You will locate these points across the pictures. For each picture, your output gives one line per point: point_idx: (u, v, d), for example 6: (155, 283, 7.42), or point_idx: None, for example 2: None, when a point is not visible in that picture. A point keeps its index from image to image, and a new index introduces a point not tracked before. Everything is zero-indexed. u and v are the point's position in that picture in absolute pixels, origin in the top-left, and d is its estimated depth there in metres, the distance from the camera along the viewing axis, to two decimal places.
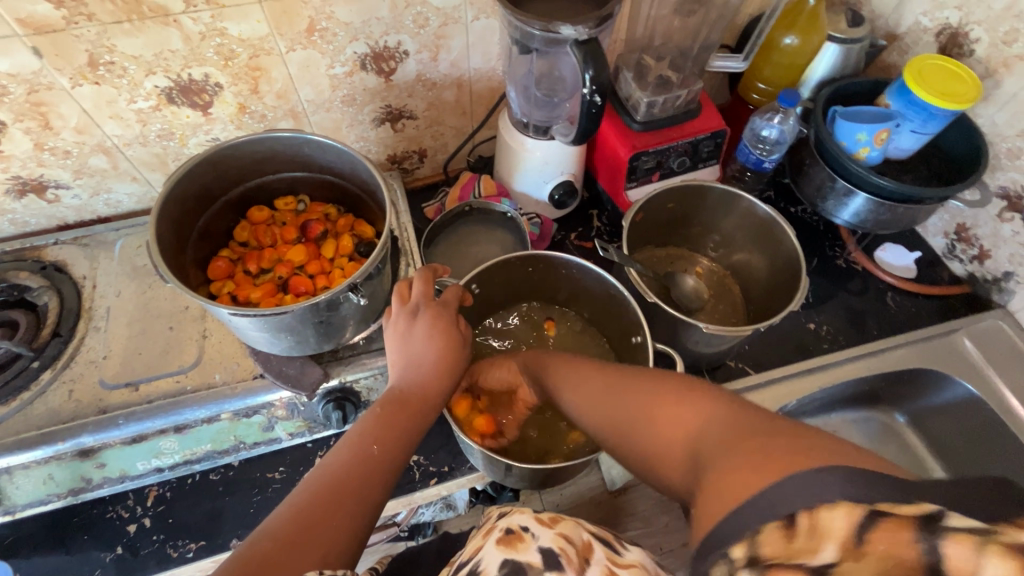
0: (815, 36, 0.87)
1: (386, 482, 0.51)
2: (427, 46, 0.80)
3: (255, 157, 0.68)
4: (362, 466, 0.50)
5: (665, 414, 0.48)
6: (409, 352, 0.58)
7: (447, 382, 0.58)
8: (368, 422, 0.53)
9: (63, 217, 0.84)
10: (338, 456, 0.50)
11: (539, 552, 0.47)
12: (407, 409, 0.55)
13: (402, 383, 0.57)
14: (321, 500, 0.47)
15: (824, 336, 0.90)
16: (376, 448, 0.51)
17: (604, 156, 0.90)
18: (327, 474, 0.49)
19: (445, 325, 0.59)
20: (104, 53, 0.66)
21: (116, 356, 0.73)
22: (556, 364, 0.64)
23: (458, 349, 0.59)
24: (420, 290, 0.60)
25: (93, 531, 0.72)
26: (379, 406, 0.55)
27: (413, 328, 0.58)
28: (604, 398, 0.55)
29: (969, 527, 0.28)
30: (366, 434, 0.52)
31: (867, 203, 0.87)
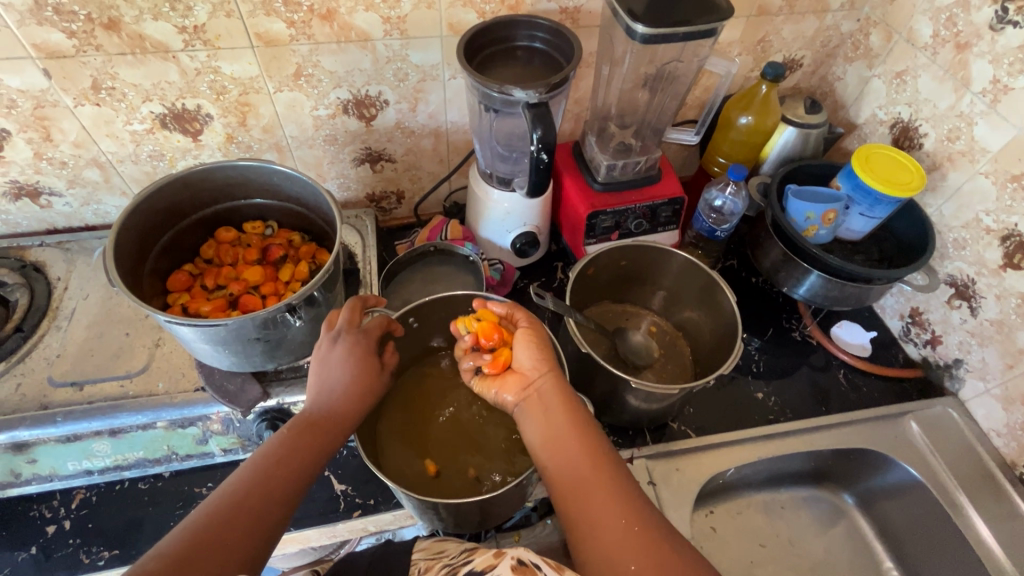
0: (770, 117, 0.92)
1: (286, 502, 0.52)
2: (406, 97, 0.87)
3: (228, 182, 0.74)
4: (266, 486, 0.51)
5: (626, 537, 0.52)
6: (328, 381, 0.60)
7: (358, 406, 0.61)
8: (277, 444, 0.55)
9: (53, 222, 0.89)
10: (242, 476, 0.52)
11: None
12: (317, 433, 0.57)
13: (316, 408, 0.59)
14: (220, 516, 0.48)
15: (772, 407, 0.90)
16: (281, 470, 0.53)
17: (566, 212, 0.94)
18: (229, 493, 0.50)
19: (363, 352, 0.63)
20: (107, 78, 0.74)
21: (70, 356, 0.76)
22: (568, 413, 0.61)
23: (374, 376, 0.63)
24: (345, 317, 0.64)
25: (13, 528, 0.72)
26: (290, 429, 0.56)
27: (334, 354, 0.61)
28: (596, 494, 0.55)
29: None
30: (273, 455, 0.54)
31: (817, 280, 0.90)
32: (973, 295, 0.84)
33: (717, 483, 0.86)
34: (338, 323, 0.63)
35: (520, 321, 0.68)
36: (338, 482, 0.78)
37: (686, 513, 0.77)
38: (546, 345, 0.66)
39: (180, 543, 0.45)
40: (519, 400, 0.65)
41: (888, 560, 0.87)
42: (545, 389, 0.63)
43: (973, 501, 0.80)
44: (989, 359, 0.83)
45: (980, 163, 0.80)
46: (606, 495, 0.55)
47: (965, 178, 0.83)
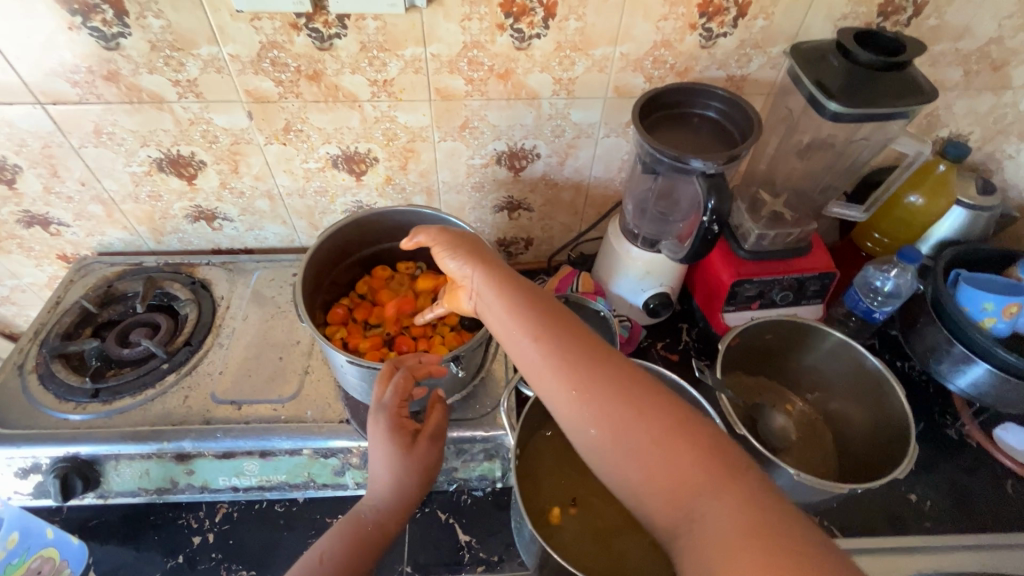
0: (942, 201, 0.87)
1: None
2: (558, 152, 0.88)
3: (395, 225, 0.77)
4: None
5: (669, 460, 0.48)
6: (375, 471, 0.63)
7: (406, 484, 0.62)
8: (329, 543, 0.58)
9: (219, 243, 0.97)
10: (293, 570, 0.55)
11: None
12: (363, 527, 0.60)
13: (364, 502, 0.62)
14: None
15: (927, 512, 0.81)
16: (331, 566, 0.56)
17: (704, 275, 0.91)
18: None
19: (397, 426, 0.63)
20: (298, 122, 0.80)
21: (230, 373, 0.81)
22: (570, 332, 0.55)
23: (413, 447, 0.63)
24: (381, 392, 0.64)
25: (163, 533, 0.76)
26: (342, 527, 0.60)
27: (374, 437, 0.63)
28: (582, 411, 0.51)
29: None
30: (323, 551, 0.57)
31: (988, 375, 0.81)
32: None
33: None
34: (377, 397, 0.64)
35: (427, 243, 0.64)
36: (463, 531, 0.77)
37: None
38: (456, 247, 0.62)
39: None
40: (480, 309, 0.62)
41: None
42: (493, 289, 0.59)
43: None
44: None
45: None
46: (628, 425, 0.50)
47: None
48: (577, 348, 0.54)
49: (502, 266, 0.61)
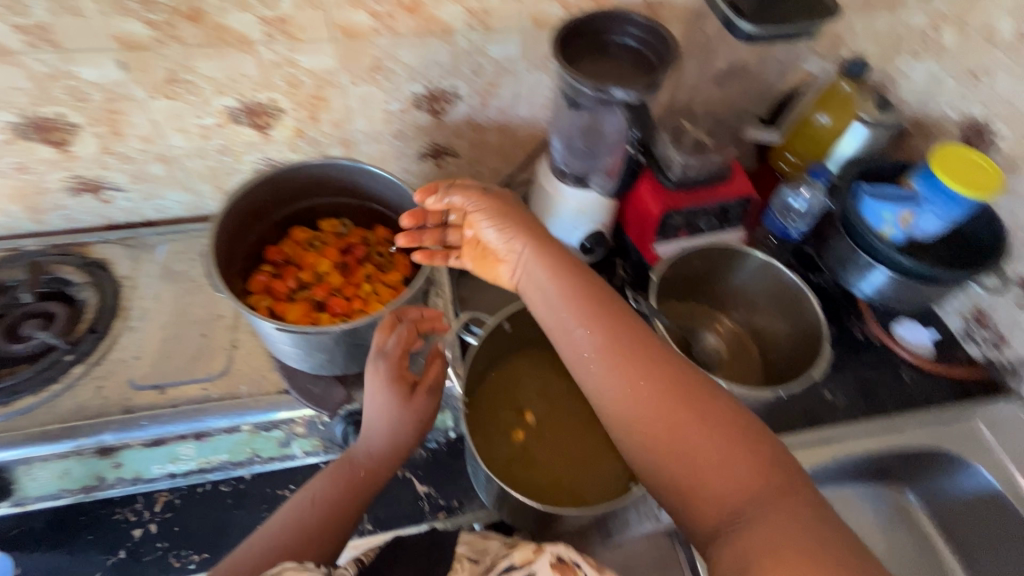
0: (846, 117, 0.92)
1: (338, 525, 0.58)
2: (479, 92, 0.84)
3: (311, 180, 0.72)
4: (316, 516, 0.58)
5: (716, 455, 0.50)
6: (369, 414, 0.63)
7: (400, 437, 0.63)
8: (322, 484, 0.61)
9: (112, 218, 0.87)
10: (297, 505, 0.59)
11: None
12: (358, 470, 0.62)
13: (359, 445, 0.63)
14: (280, 544, 0.56)
15: (840, 406, 0.91)
16: (327, 503, 0.59)
17: (634, 210, 0.93)
18: (285, 522, 0.57)
19: (395, 376, 0.62)
20: (183, 71, 0.71)
21: (147, 357, 0.74)
22: (605, 320, 0.59)
23: (409, 400, 0.63)
24: (380, 341, 0.62)
25: (98, 531, 0.71)
26: (333, 467, 0.63)
27: (373, 385, 0.62)
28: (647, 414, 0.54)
29: None
30: (318, 489, 0.60)
31: (888, 279, 0.89)
32: None
33: None
34: (378, 345, 0.62)
35: (466, 205, 0.66)
36: (420, 483, 0.78)
37: None
38: (499, 218, 0.66)
39: (250, 564, 0.54)
40: (525, 285, 0.65)
41: (950, 557, 0.89)
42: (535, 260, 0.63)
43: None
44: None
45: None
46: (683, 418, 0.53)
47: None
48: (631, 344, 0.57)
49: (567, 253, 0.64)
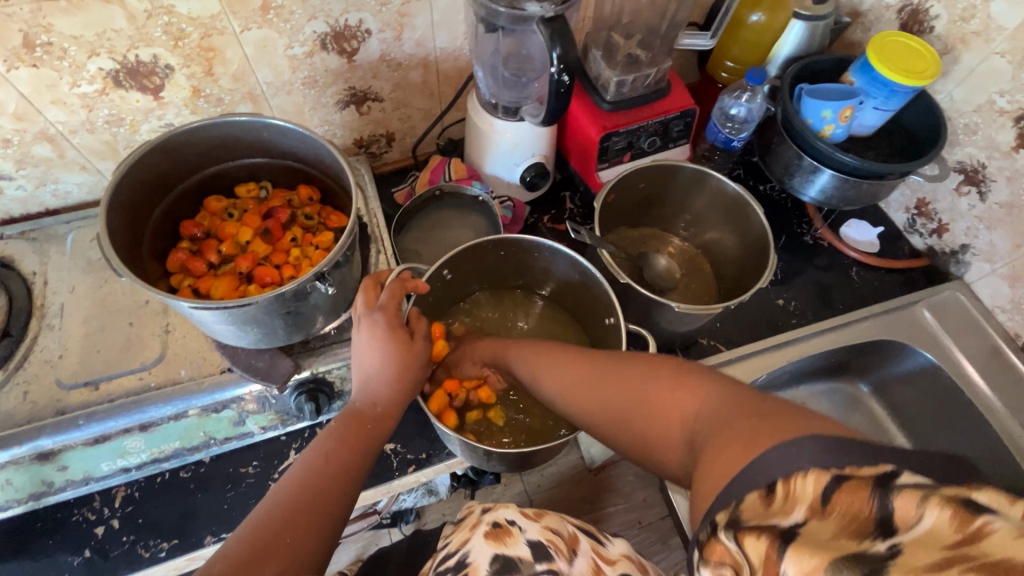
0: (781, 14, 0.88)
1: (343, 498, 0.50)
2: (390, 24, 0.77)
3: (212, 142, 0.65)
4: (327, 481, 0.50)
5: (671, 399, 0.49)
6: (366, 368, 0.57)
7: (400, 388, 0.57)
8: (327, 440, 0.52)
9: (8, 210, 0.79)
10: (295, 474, 0.49)
11: (528, 545, 0.55)
12: (363, 425, 0.55)
13: (359, 397, 0.56)
14: (289, 518, 0.46)
15: (793, 311, 0.92)
16: (339, 465, 0.51)
17: (575, 138, 0.89)
18: (283, 496, 0.48)
19: (388, 331, 0.57)
20: (41, 33, 0.62)
21: (74, 354, 0.70)
22: (552, 352, 0.65)
23: (403, 353, 0.57)
24: (362, 301, 0.59)
25: (59, 535, 0.69)
26: (336, 424, 0.54)
27: (368, 340, 0.57)
28: (579, 385, 0.59)
29: (915, 482, 0.31)
30: (325, 450, 0.51)
31: (832, 180, 0.88)
32: (983, 180, 0.85)
33: None
34: (368, 303, 0.58)
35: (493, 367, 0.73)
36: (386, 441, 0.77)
37: None
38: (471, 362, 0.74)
39: (245, 552, 0.43)
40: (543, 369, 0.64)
41: (899, 437, 0.94)
42: (523, 355, 0.67)
43: (981, 373, 0.86)
44: (997, 242, 0.86)
45: (995, 42, 0.78)
46: (639, 388, 0.53)
47: (979, 60, 0.81)
48: (590, 356, 0.61)
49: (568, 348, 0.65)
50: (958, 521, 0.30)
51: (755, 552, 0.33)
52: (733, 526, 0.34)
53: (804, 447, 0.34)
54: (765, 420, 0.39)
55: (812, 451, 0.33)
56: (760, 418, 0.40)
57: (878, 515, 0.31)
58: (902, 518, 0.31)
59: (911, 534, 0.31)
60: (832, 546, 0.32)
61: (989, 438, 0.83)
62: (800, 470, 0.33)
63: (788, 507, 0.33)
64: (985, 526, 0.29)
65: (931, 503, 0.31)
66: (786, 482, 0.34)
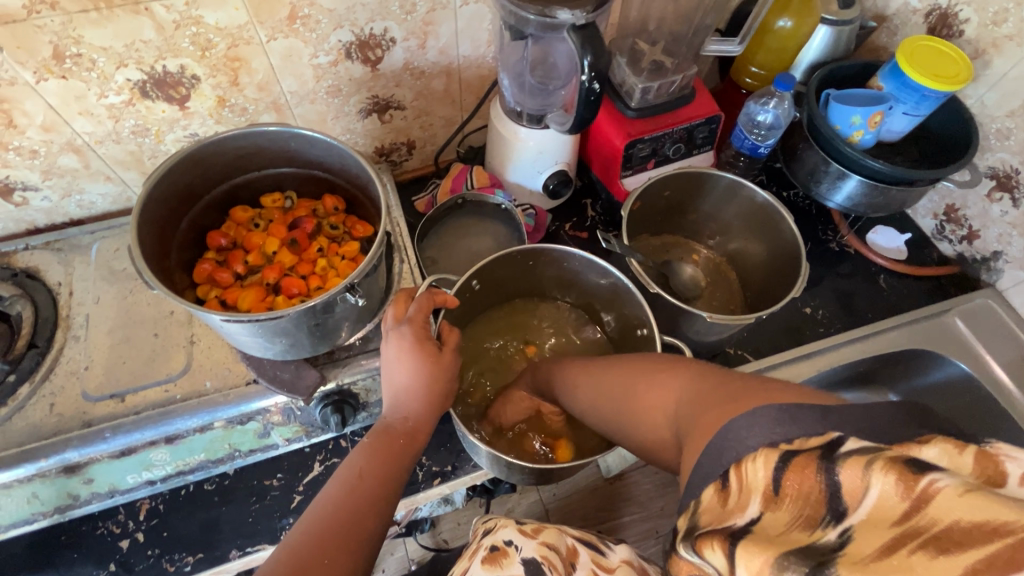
0: (808, 19, 0.86)
1: (380, 516, 0.49)
2: (415, 33, 0.76)
3: (239, 152, 0.65)
4: (362, 498, 0.49)
5: (654, 391, 0.48)
6: (397, 382, 0.55)
7: (433, 402, 0.56)
8: (362, 456, 0.52)
9: (33, 221, 0.79)
10: (331, 493, 0.49)
11: (521, 563, 0.55)
12: (397, 440, 0.53)
13: (392, 412, 0.55)
14: (328, 539, 0.45)
15: (821, 320, 0.91)
16: (374, 481, 0.50)
17: (598, 145, 0.88)
18: (320, 515, 0.47)
19: (417, 344, 0.55)
20: (70, 44, 0.62)
21: (99, 366, 0.69)
22: (578, 368, 0.61)
23: (431, 365, 0.55)
24: (392, 314, 0.58)
25: (84, 548, 0.69)
26: (368, 440, 0.53)
27: (396, 353, 0.55)
28: (601, 392, 0.56)
29: (859, 450, 0.30)
30: (358, 468, 0.50)
31: (860, 186, 0.87)
32: (1016, 186, 0.84)
33: None
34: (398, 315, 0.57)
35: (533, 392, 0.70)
36: None
37: None
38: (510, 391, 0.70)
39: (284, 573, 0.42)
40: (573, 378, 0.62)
41: None
42: (565, 372, 0.63)
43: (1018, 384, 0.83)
44: None
45: None
46: (643, 402, 0.50)
47: (1012, 64, 0.79)
48: (612, 367, 0.57)
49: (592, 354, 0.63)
50: (904, 485, 0.29)
51: (718, 560, 0.32)
52: (691, 537, 0.34)
53: (758, 420, 0.34)
54: (726, 406, 0.38)
55: (765, 426, 0.33)
56: (726, 404, 0.38)
57: (827, 492, 0.30)
58: (852, 494, 0.30)
59: (862, 507, 0.29)
60: (782, 541, 0.30)
61: None
62: (750, 454, 0.33)
63: (743, 502, 0.32)
64: (932, 487, 0.28)
65: (876, 469, 0.29)
66: (738, 468, 0.33)
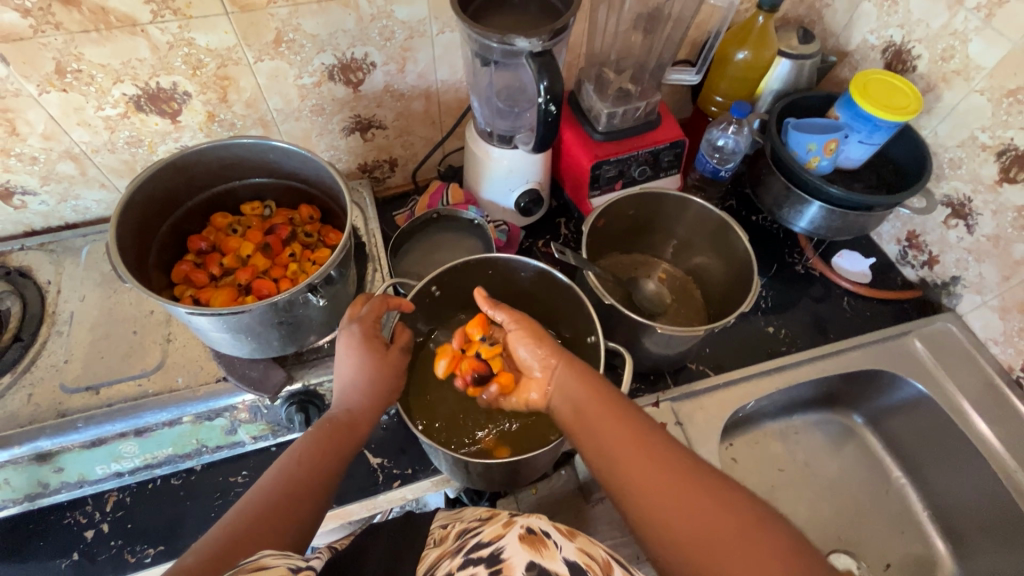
0: (766, 51, 0.91)
1: (316, 499, 0.51)
2: (394, 58, 0.82)
3: (220, 162, 0.70)
4: (301, 483, 0.51)
5: (749, 549, 0.46)
6: (343, 376, 0.59)
7: (378, 397, 0.59)
8: (304, 443, 0.54)
9: (30, 224, 0.84)
10: (270, 477, 0.51)
11: (567, 563, 0.48)
12: (340, 430, 0.56)
13: (337, 405, 0.58)
14: (261, 517, 0.47)
15: (783, 339, 0.93)
16: (313, 468, 0.53)
17: (568, 166, 0.92)
18: (257, 496, 0.49)
19: (364, 340, 0.59)
20: (72, 61, 0.68)
21: (78, 360, 0.73)
22: (619, 423, 0.56)
23: (377, 362, 0.59)
24: (348, 313, 0.61)
25: (50, 537, 0.71)
26: (312, 429, 0.56)
27: (345, 348, 0.59)
28: (651, 479, 0.52)
29: None
30: (298, 454, 0.53)
31: (821, 211, 0.90)
32: (970, 213, 0.86)
33: (737, 416, 0.89)
34: (352, 314, 0.61)
35: (519, 333, 0.67)
36: (374, 455, 0.79)
37: (713, 447, 0.79)
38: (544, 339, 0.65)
39: (214, 549, 0.44)
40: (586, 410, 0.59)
41: (896, 471, 0.93)
42: (577, 397, 0.60)
43: (975, 407, 0.85)
44: (986, 274, 0.87)
45: (975, 81, 0.81)
46: (731, 543, 0.47)
47: (961, 97, 0.83)
48: (667, 456, 0.53)
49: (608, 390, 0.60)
50: None
51: None
52: None
53: None
54: None
55: None
56: None
57: None
58: None
59: None
60: None
61: (983, 472, 0.82)
62: None
63: None
64: None
65: None
66: None
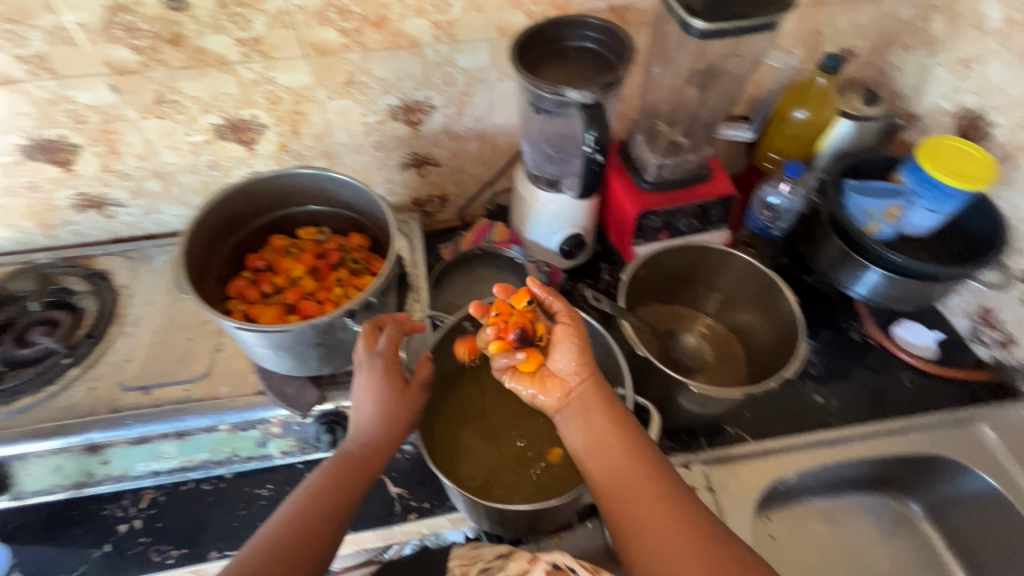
0: (826, 110, 0.91)
1: (331, 537, 0.53)
2: (453, 101, 0.87)
3: (284, 189, 0.75)
4: (312, 519, 0.52)
5: None
6: (361, 410, 0.60)
7: (394, 431, 0.60)
8: (319, 479, 0.56)
9: (116, 231, 0.93)
10: (285, 515, 0.53)
11: None
12: (356, 466, 0.57)
13: (353, 439, 0.59)
14: (277, 557, 0.49)
15: (832, 411, 0.86)
16: (326, 505, 0.54)
17: (613, 213, 0.93)
18: (274, 534, 0.51)
19: (380, 374, 0.60)
20: (170, 92, 0.76)
21: (137, 360, 0.79)
22: (633, 472, 0.56)
23: (393, 397, 0.60)
24: (364, 345, 0.61)
25: (87, 526, 0.75)
26: (329, 464, 0.57)
27: (362, 384, 0.60)
28: (660, 536, 0.52)
29: None
30: (313, 489, 0.54)
31: (880, 278, 0.85)
32: None
33: (777, 489, 0.83)
34: (368, 348, 0.61)
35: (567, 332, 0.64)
36: (393, 484, 0.79)
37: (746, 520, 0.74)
38: (585, 347, 0.64)
39: None
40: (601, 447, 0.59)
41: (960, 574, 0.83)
42: (594, 432, 0.60)
43: None
44: None
45: None
46: None
47: None
48: (676, 514, 0.53)
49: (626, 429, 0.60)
50: None
51: None
52: None
53: None
54: None
55: None
56: None
57: None
58: None
59: None
60: None
61: None
62: None
63: None
64: None
65: None
66: None
